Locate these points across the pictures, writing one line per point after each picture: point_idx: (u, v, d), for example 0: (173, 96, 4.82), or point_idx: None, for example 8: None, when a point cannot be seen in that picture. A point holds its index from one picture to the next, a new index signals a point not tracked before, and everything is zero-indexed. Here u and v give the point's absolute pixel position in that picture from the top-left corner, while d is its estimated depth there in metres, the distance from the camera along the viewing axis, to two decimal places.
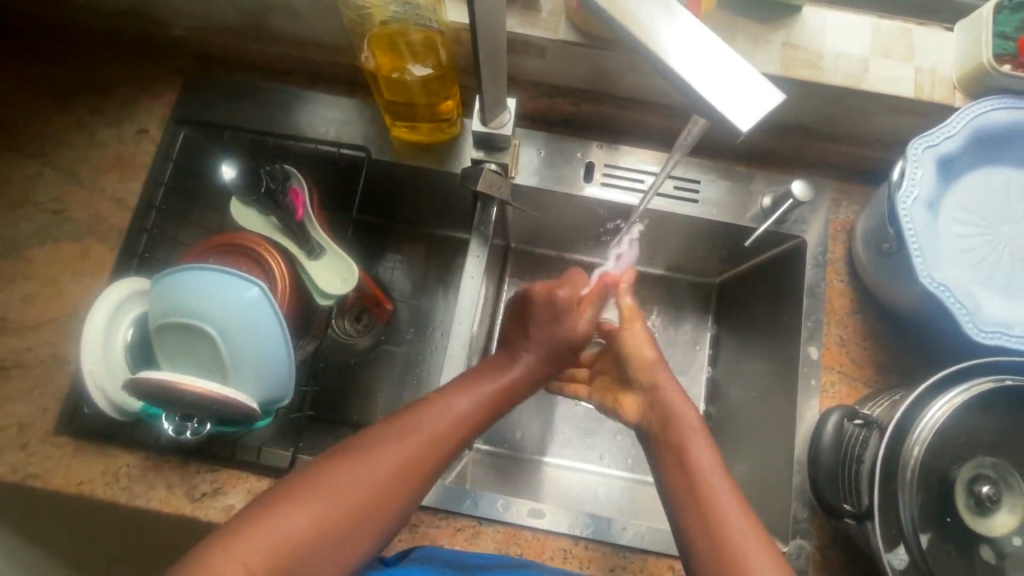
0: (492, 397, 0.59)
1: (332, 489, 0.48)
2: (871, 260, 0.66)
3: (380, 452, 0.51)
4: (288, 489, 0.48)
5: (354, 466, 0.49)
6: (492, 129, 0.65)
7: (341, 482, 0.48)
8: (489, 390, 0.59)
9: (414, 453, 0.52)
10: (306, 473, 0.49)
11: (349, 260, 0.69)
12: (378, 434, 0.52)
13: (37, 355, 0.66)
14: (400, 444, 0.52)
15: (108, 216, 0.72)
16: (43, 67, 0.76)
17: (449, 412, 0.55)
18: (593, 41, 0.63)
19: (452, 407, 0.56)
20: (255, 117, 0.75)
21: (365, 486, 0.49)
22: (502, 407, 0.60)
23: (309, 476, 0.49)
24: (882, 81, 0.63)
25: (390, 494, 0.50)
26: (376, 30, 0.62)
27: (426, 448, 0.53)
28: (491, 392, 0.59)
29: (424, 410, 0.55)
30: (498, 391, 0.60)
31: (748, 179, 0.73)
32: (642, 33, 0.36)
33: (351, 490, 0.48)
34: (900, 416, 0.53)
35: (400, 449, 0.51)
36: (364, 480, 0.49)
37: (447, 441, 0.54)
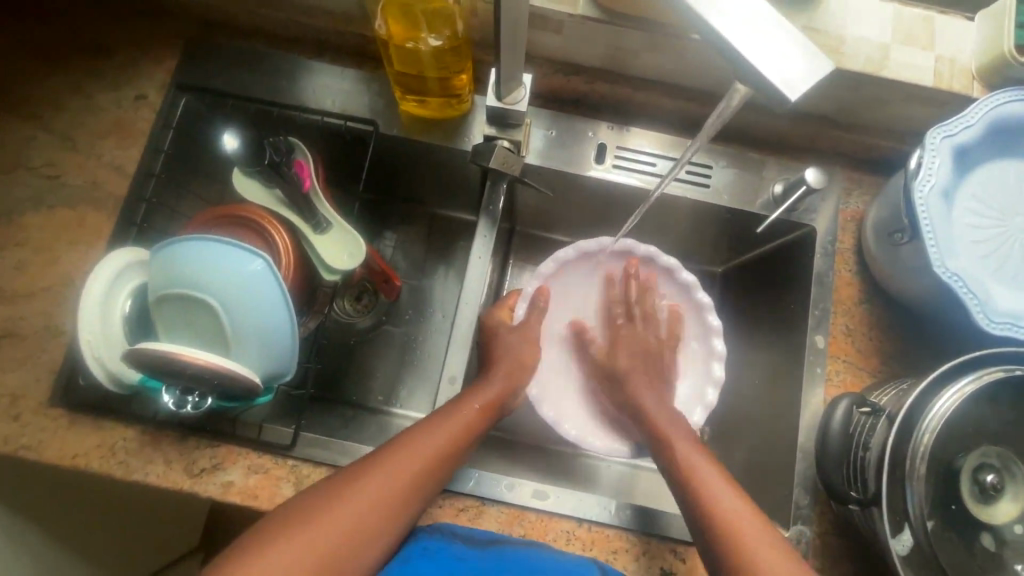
0: (464, 430, 0.58)
1: (288, 550, 0.46)
2: (881, 250, 0.66)
3: (332, 507, 0.49)
4: (275, 521, 0.49)
5: (303, 525, 0.48)
6: (506, 104, 0.64)
7: (290, 546, 0.47)
8: (465, 410, 0.59)
9: (381, 500, 0.51)
10: (272, 528, 0.48)
11: (356, 235, 0.68)
12: (333, 490, 0.51)
13: (30, 324, 0.64)
14: (354, 498, 0.50)
15: (105, 183, 0.69)
16: (37, 26, 0.73)
17: (409, 454, 0.54)
18: (614, 17, 0.62)
19: (411, 449, 0.54)
20: (259, 86, 0.73)
21: (351, 519, 0.49)
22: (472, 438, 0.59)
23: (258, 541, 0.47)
24: (903, 68, 0.62)
25: (344, 554, 0.48)
26: None
27: (383, 498, 0.51)
28: (459, 423, 0.58)
29: (405, 435, 0.56)
30: (469, 418, 0.59)
31: (761, 166, 0.72)
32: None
33: (302, 552, 0.47)
34: (910, 404, 0.53)
35: (364, 499, 0.50)
36: (316, 539, 0.47)
37: (406, 486, 0.53)
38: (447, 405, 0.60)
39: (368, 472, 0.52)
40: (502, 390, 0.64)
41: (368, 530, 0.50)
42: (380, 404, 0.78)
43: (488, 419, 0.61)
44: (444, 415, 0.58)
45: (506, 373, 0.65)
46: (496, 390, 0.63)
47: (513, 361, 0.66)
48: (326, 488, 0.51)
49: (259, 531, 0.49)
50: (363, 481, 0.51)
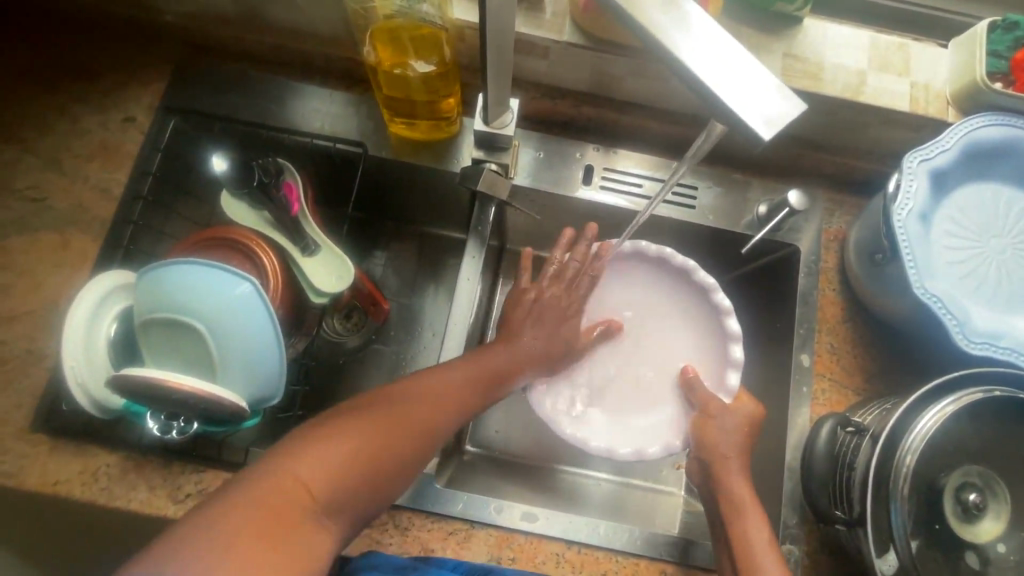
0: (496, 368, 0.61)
1: (355, 436, 0.47)
2: (863, 271, 0.67)
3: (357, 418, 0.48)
4: (331, 415, 0.49)
5: (331, 435, 0.46)
6: (493, 128, 0.65)
7: (353, 438, 0.47)
8: (499, 350, 0.62)
9: (428, 410, 0.53)
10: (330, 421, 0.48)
11: (344, 257, 0.68)
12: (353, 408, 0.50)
13: (12, 349, 0.64)
14: (404, 407, 0.52)
15: (91, 206, 0.69)
16: (24, 50, 0.73)
17: (426, 386, 0.55)
18: (598, 44, 0.63)
19: (429, 392, 0.55)
20: (249, 108, 0.73)
21: (407, 422, 0.51)
22: (503, 381, 0.61)
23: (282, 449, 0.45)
24: (879, 93, 0.64)
25: (375, 464, 0.47)
26: (378, 24, 0.61)
27: (408, 419, 0.51)
28: (490, 365, 0.60)
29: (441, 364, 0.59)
30: (496, 358, 0.61)
31: (745, 187, 0.73)
32: (658, 36, 0.35)
33: (334, 456, 0.45)
34: (892, 424, 0.53)
35: (417, 405, 0.53)
36: (366, 442, 0.47)
37: (447, 410, 0.55)
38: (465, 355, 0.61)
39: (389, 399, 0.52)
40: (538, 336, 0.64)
41: (419, 434, 0.52)
42: None
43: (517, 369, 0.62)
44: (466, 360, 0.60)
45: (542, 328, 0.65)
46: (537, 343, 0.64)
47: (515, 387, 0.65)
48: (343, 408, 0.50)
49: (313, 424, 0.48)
50: (410, 392, 0.54)
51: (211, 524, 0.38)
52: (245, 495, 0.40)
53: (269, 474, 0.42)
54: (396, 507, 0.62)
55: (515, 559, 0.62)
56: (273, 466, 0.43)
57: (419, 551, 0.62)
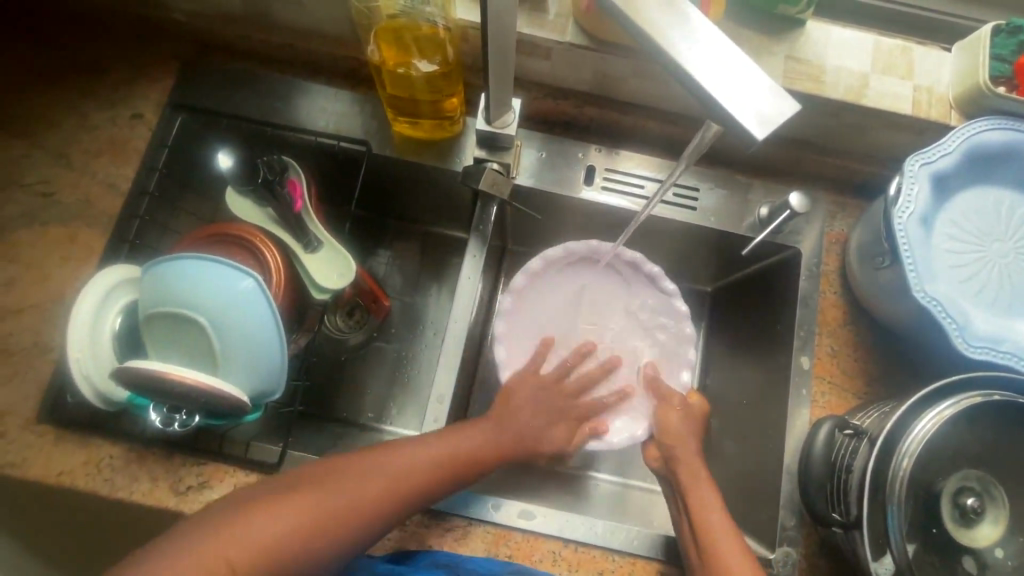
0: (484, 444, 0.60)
1: (291, 511, 0.48)
2: (864, 274, 0.67)
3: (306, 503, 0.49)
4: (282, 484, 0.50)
5: (275, 518, 0.47)
6: (496, 127, 0.65)
7: (287, 513, 0.48)
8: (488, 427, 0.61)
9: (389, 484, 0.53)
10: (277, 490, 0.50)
11: (346, 255, 0.68)
12: (308, 486, 0.50)
13: (19, 340, 0.65)
14: (357, 483, 0.51)
15: (98, 201, 0.70)
16: (35, 47, 0.74)
17: (394, 467, 0.54)
18: (600, 45, 0.64)
19: (393, 465, 0.54)
20: (254, 105, 0.74)
21: (357, 495, 0.51)
22: (481, 468, 0.59)
23: (225, 521, 0.46)
24: (881, 96, 0.64)
25: (314, 552, 0.48)
26: (383, 23, 0.62)
27: (361, 505, 0.51)
28: (478, 438, 0.60)
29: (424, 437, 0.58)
30: (486, 435, 0.60)
31: (747, 189, 0.73)
32: (654, 35, 0.36)
33: (272, 540, 0.46)
34: (890, 427, 0.53)
35: (376, 479, 0.52)
36: (299, 518, 0.48)
37: (415, 486, 0.54)
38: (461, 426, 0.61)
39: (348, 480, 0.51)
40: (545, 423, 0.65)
41: (370, 509, 0.51)
42: (371, 421, 0.78)
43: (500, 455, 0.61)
44: (451, 438, 0.58)
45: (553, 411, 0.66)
46: (525, 412, 0.64)
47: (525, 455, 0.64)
48: (300, 483, 0.50)
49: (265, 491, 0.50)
50: (374, 467, 0.53)
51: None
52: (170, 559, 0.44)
53: (198, 537, 0.45)
54: None
55: (512, 556, 0.63)
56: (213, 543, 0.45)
57: (417, 546, 0.63)
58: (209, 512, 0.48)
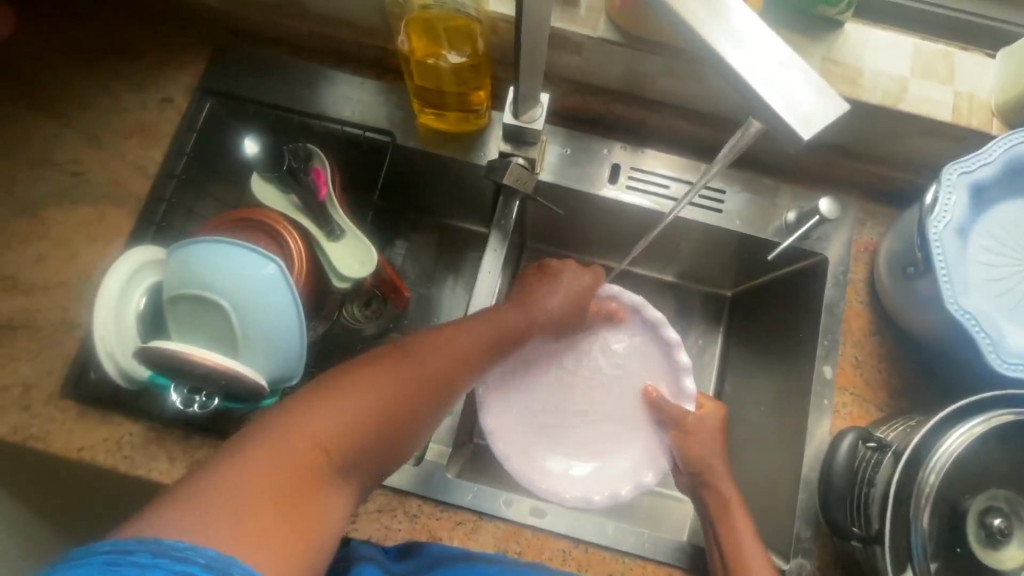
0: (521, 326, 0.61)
1: (362, 396, 0.47)
2: (893, 284, 0.65)
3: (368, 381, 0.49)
4: (344, 369, 0.49)
5: (343, 397, 0.46)
6: (523, 122, 0.64)
7: (362, 396, 0.47)
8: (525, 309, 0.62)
9: (443, 363, 0.53)
10: (340, 376, 0.49)
11: (368, 243, 0.68)
12: (364, 368, 0.50)
13: (46, 316, 0.66)
14: (416, 364, 0.52)
15: (126, 182, 0.71)
16: (69, 27, 0.75)
17: (438, 347, 0.54)
18: (632, 41, 0.63)
19: (442, 344, 0.54)
20: (282, 92, 0.74)
21: (419, 376, 0.51)
22: (510, 346, 0.60)
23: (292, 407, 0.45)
24: (920, 102, 0.62)
25: (384, 428, 0.47)
26: (413, 13, 0.62)
27: (417, 385, 0.51)
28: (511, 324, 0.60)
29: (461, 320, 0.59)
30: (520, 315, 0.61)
31: (774, 192, 0.72)
32: (701, 29, 0.35)
33: (345, 418, 0.46)
34: (917, 441, 0.52)
35: (430, 359, 0.53)
36: (372, 401, 0.47)
37: (466, 361, 0.55)
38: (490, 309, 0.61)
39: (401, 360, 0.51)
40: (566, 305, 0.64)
41: (434, 385, 0.52)
42: None
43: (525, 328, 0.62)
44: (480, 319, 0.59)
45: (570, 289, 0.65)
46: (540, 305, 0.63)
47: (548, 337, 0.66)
48: (357, 368, 0.50)
49: (326, 380, 0.48)
50: (424, 346, 0.54)
51: (229, 500, 0.38)
52: (252, 462, 0.41)
53: (279, 433, 0.43)
54: (407, 493, 0.63)
55: (522, 553, 0.62)
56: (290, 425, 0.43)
57: (426, 538, 0.62)
58: (279, 407, 0.46)
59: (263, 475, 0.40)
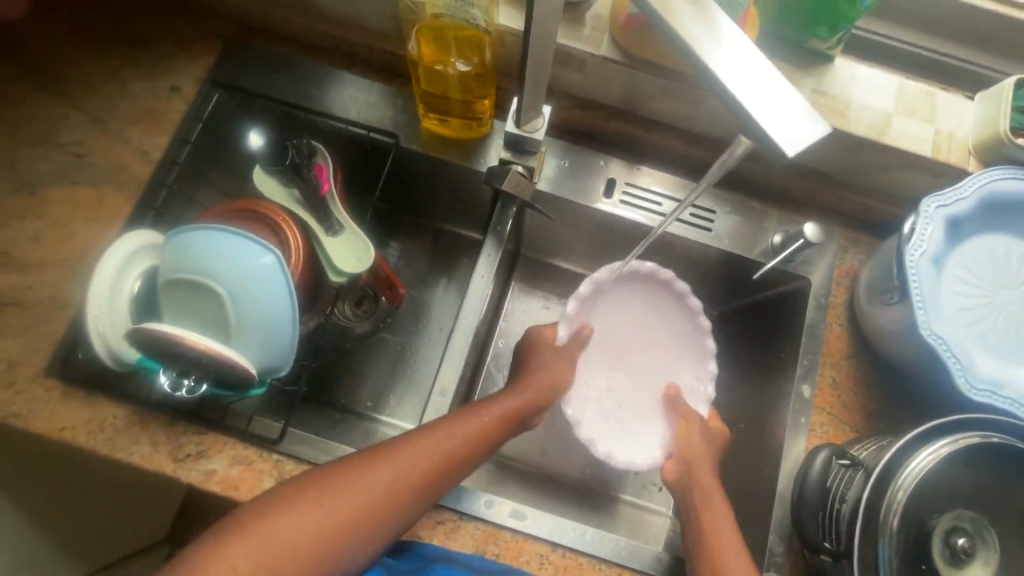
0: (484, 431, 0.60)
1: (305, 513, 0.50)
2: (872, 309, 0.68)
3: (323, 499, 0.51)
4: (302, 481, 0.53)
5: (299, 512, 0.50)
6: (524, 131, 0.66)
7: (308, 513, 0.50)
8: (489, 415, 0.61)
9: (399, 483, 0.54)
10: (296, 488, 0.52)
11: (366, 240, 0.70)
12: (327, 480, 0.52)
13: (37, 295, 0.66)
14: (370, 483, 0.53)
15: (130, 166, 0.71)
16: (84, 13, 0.76)
17: (405, 463, 0.55)
18: (634, 62, 0.66)
19: (405, 458, 0.55)
20: (290, 90, 0.76)
21: (370, 496, 0.52)
22: (481, 456, 0.60)
23: (255, 519, 0.49)
24: (902, 137, 0.65)
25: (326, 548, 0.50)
26: (425, 21, 0.64)
27: (367, 503, 0.52)
28: (477, 431, 0.59)
29: (434, 424, 0.58)
30: (485, 426, 0.60)
31: (762, 216, 0.75)
32: (689, 37, 0.37)
33: (300, 537, 0.49)
34: (887, 459, 0.54)
35: (388, 479, 0.53)
36: (313, 521, 0.50)
37: (427, 478, 0.55)
38: (463, 410, 0.61)
39: (362, 478, 0.53)
40: (524, 400, 0.64)
41: (389, 503, 0.53)
42: (368, 411, 0.79)
43: (503, 430, 0.62)
44: (456, 422, 0.59)
45: (532, 387, 0.66)
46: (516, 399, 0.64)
47: (544, 378, 0.67)
48: (321, 480, 0.53)
49: (283, 490, 0.52)
50: (385, 462, 0.54)
51: None
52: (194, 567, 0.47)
53: (221, 547, 0.48)
54: None
55: (500, 555, 0.63)
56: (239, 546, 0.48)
57: (406, 536, 0.63)
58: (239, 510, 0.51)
59: None
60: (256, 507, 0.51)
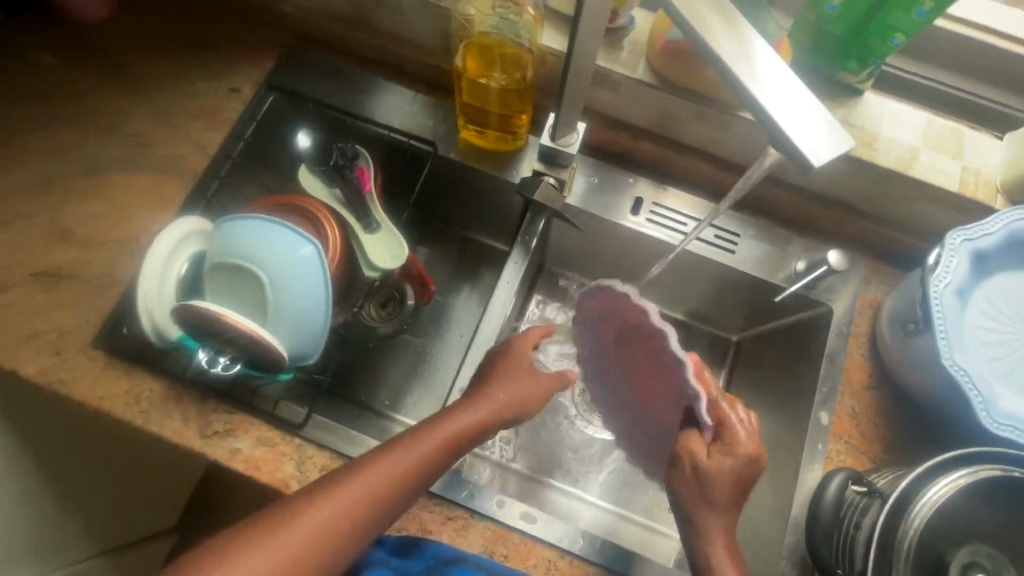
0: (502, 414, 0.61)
1: (328, 512, 0.50)
2: (894, 340, 0.68)
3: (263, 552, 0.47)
4: (321, 484, 0.52)
5: (320, 513, 0.50)
6: (558, 146, 0.68)
7: (329, 513, 0.50)
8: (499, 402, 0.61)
9: (418, 466, 0.55)
10: (314, 489, 0.51)
11: (401, 239, 0.73)
12: (343, 479, 0.52)
13: (92, 271, 0.70)
14: (392, 472, 0.54)
15: (187, 158, 0.76)
16: (159, 18, 0.82)
17: (422, 453, 0.56)
18: (668, 85, 0.69)
19: (422, 445, 0.56)
20: (339, 96, 0.81)
21: (391, 482, 0.53)
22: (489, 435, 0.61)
23: (274, 526, 0.49)
24: (929, 171, 0.67)
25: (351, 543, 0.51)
26: (473, 39, 0.69)
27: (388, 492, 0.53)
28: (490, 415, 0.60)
29: (446, 409, 0.59)
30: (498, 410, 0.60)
31: (786, 242, 0.76)
32: (723, 55, 0.39)
33: (321, 538, 0.49)
34: (904, 486, 0.53)
35: (406, 464, 0.54)
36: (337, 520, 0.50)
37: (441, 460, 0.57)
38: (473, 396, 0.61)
39: (306, 515, 0.50)
40: (541, 388, 0.64)
41: (411, 488, 0.54)
42: (388, 408, 0.81)
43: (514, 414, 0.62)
44: (458, 412, 0.59)
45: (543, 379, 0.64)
46: (530, 388, 0.63)
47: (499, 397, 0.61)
48: (261, 529, 0.49)
49: (298, 491, 0.51)
50: (404, 452, 0.55)
51: None
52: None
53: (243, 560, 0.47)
54: None
55: (508, 557, 0.63)
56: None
57: (416, 530, 0.64)
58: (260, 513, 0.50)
59: None
60: (273, 513, 0.50)
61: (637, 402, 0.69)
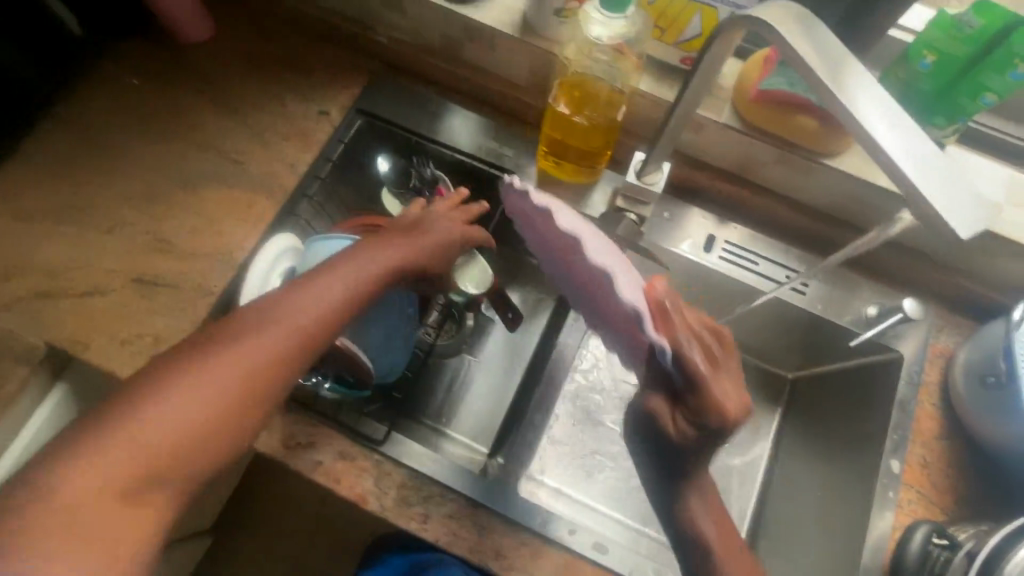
0: (341, 298, 0.55)
1: (165, 404, 0.46)
2: (971, 393, 0.68)
3: (107, 453, 0.43)
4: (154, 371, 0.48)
5: (157, 408, 0.45)
6: (643, 183, 0.69)
7: (175, 407, 0.46)
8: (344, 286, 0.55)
9: (254, 360, 0.49)
10: (154, 380, 0.47)
11: (486, 269, 0.76)
12: (171, 376, 0.47)
13: (186, 280, 0.73)
14: (215, 360, 0.48)
15: (277, 176, 0.80)
16: (257, 42, 0.87)
17: (245, 354, 0.49)
18: (754, 131, 0.71)
19: (262, 338, 0.50)
20: (422, 122, 0.84)
21: (240, 381, 0.48)
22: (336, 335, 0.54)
23: (116, 425, 0.44)
24: (1012, 226, 0.67)
25: (208, 445, 0.46)
26: (569, 78, 0.73)
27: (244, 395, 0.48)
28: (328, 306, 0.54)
29: (288, 289, 0.53)
30: (339, 294, 0.54)
31: (857, 287, 0.77)
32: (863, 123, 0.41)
33: (168, 435, 0.45)
34: (992, 543, 0.54)
35: (238, 353, 0.49)
36: (177, 416, 0.46)
37: (280, 355, 0.50)
38: (307, 280, 0.54)
39: (129, 414, 0.45)
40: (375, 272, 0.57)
41: (248, 389, 0.48)
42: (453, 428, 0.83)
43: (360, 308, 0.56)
44: (293, 298, 0.53)
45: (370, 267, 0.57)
46: (359, 275, 0.56)
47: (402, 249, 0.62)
48: (103, 423, 0.44)
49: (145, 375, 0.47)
50: (228, 345, 0.49)
51: (37, 524, 0.40)
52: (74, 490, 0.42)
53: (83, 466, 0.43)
54: (478, 505, 0.66)
55: None
56: (10, 539, 0.39)
57: (489, 553, 0.65)
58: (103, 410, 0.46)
59: (66, 518, 0.41)
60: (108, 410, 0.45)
61: (595, 298, 0.56)
